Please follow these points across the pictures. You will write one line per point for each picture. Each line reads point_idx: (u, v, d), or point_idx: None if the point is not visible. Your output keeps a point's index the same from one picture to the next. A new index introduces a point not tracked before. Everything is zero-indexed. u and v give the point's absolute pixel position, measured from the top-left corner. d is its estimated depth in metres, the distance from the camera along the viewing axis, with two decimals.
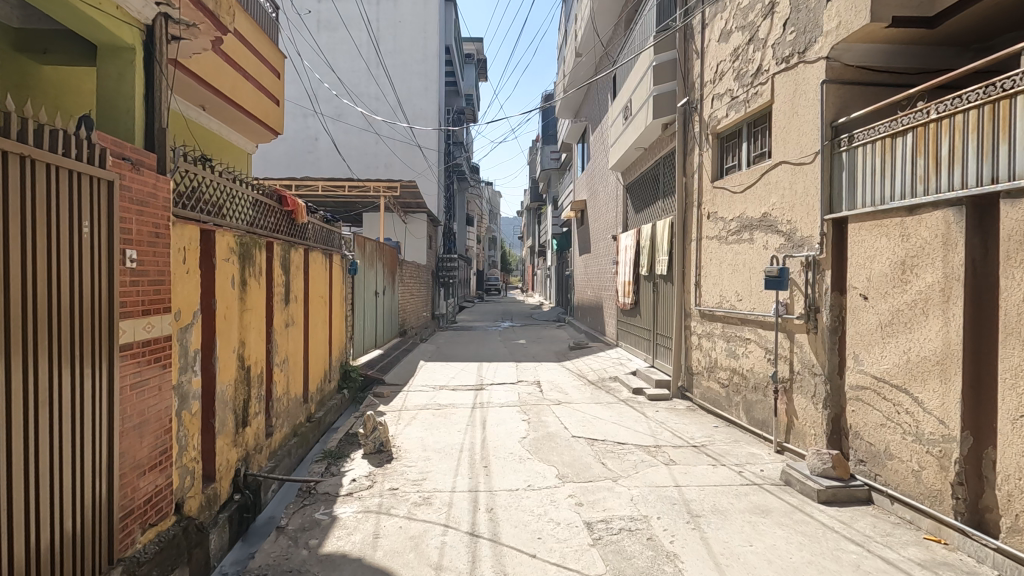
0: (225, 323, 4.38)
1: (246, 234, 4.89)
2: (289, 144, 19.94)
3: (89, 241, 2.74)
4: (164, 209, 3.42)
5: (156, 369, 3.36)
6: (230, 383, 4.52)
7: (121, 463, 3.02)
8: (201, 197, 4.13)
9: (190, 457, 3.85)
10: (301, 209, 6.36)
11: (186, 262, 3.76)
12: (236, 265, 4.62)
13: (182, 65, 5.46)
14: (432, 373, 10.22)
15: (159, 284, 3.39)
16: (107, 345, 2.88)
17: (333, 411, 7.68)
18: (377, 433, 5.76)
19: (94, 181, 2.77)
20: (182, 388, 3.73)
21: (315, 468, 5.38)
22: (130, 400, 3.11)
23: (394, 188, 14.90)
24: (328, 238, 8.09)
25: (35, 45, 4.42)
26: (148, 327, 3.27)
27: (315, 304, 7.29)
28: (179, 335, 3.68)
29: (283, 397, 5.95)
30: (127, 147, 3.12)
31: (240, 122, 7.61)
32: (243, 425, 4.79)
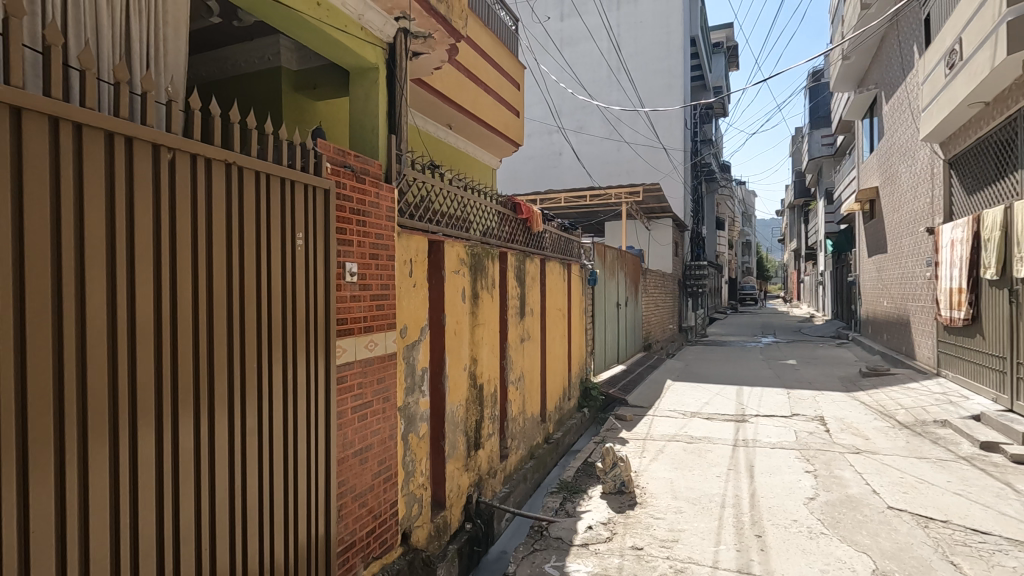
0: (455, 339, 4.10)
1: (478, 244, 4.63)
2: (535, 161, 20.82)
3: (304, 255, 2.55)
4: (386, 219, 3.21)
5: (379, 390, 3.13)
6: (462, 403, 4.24)
7: (339, 492, 2.81)
8: (430, 207, 3.94)
9: (418, 483, 3.61)
10: (536, 217, 6.00)
11: (412, 275, 3.55)
12: (468, 278, 4.35)
13: (425, 83, 5.57)
14: (681, 396, 8.99)
15: (383, 299, 3.17)
16: (323, 364, 2.67)
17: (572, 432, 7.15)
18: (618, 470, 4.97)
19: (310, 190, 2.59)
20: (408, 410, 3.49)
21: (549, 501, 4.82)
22: (351, 423, 2.90)
23: (636, 194, 14.07)
24: (566, 247, 7.67)
25: (307, 82, 4.81)
26: (370, 345, 3.05)
27: (553, 317, 6.88)
28: (405, 354, 3.45)
29: (520, 417, 5.59)
30: (348, 154, 2.94)
31: (483, 138, 7.71)
32: (476, 447, 4.48)
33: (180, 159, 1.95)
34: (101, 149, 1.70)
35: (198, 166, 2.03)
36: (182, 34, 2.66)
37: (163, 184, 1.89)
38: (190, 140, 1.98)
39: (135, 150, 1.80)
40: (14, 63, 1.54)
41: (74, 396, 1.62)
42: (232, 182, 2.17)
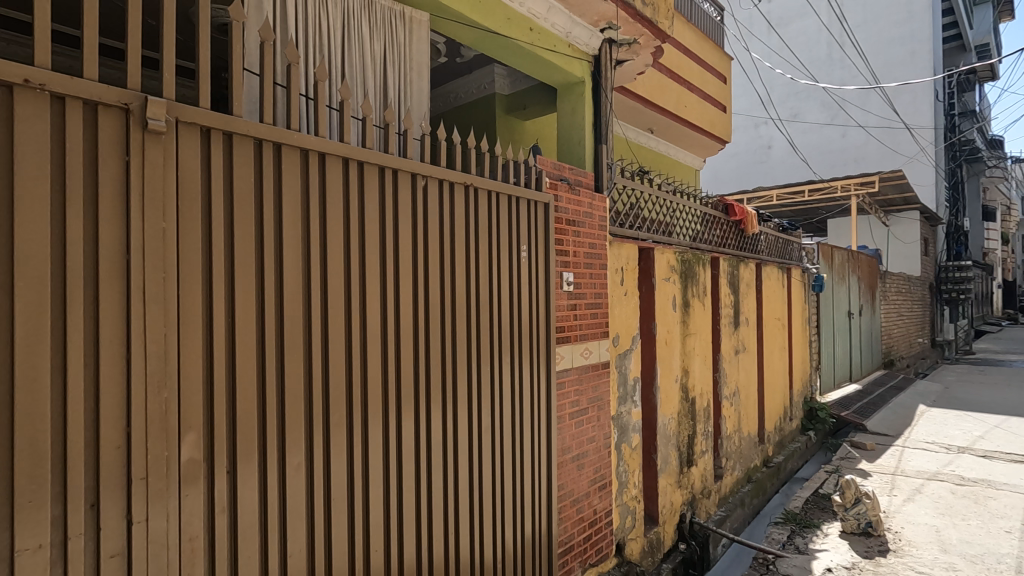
0: (667, 349, 3.96)
1: (689, 249, 4.41)
2: (739, 158, 19.19)
3: (528, 266, 2.68)
4: (598, 228, 3.25)
5: (594, 398, 3.15)
6: (674, 415, 4.06)
7: (560, 496, 2.88)
8: (640, 214, 3.87)
9: (630, 494, 3.55)
10: (751, 218, 5.51)
11: (623, 283, 3.52)
12: (679, 286, 4.16)
13: (628, 90, 5.51)
14: (941, 425, 7.39)
15: (596, 307, 3.21)
16: (545, 371, 2.77)
17: (796, 457, 6.36)
18: (862, 507, 4.25)
19: (533, 205, 2.72)
20: (621, 420, 3.46)
21: (774, 532, 4.36)
22: (570, 429, 2.97)
23: (870, 184, 12.05)
24: (784, 249, 6.89)
25: (518, 103, 5.08)
26: (586, 353, 3.10)
27: (771, 327, 6.23)
28: (617, 363, 3.43)
29: (735, 435, 5.15)
30: (564, 168, 3.03)
31: (687, 139, 7.36)
32: (688, 464, 4.25)
33: (433, 185, 2.18)
34: (376, 178, 1.97)
35: (445, 190, 2.24)
36: (425, 76, 3.03)
37: (420, 208, 2.12)
38: (439, 167, 2.20)
39: (400, 180, 2.05)
40: (321, 117, 1.90)
41: (358, 390, 1.90)
42: (472, 202, 2.36)
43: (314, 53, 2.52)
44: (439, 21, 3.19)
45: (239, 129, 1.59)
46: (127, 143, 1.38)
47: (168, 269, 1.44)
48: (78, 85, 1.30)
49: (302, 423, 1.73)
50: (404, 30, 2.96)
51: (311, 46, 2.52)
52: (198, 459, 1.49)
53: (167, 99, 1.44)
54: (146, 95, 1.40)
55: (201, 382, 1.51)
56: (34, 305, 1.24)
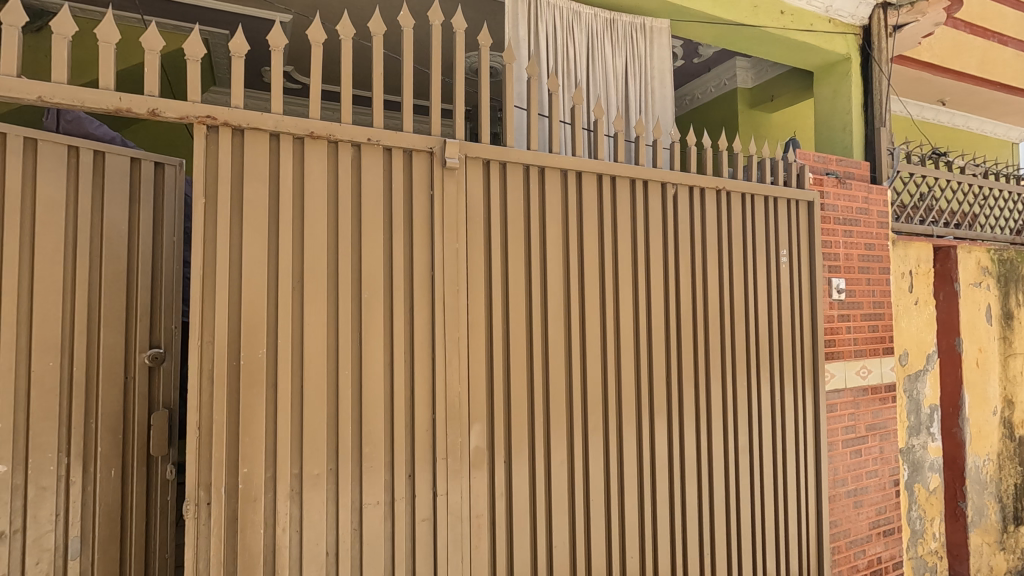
0: (979, 372, 3.15)
1: (1011, 246, 3.45)
2: None
3: (789, 273, 2.43)
4: (876, 227, 2.78)
5: (875, 426, 2.68)
6: (992, 457, 3.21)
7: (833, 535, 2.51)
8: (935, 206, 3.18)
9: (928, 548, 2.91)
10: None
11: (913, 290, 2.94)
12: (996, 292, 3.29)
13: (908, 58, 4.65)
14: None
15: (876, 319, 2.74)
16: (811, 390, 2.46)
17: None
18: None
19: (793, 205, 2.45)
20: (914, 455, 2.87)
21: None
22: (844, 458, 2.58)
23: None
24: None
25: (764, 96, 4.66)
26: (864, 373, 2.67)
27: None
28: (907, 386, 2.87)
29: None
30: (831, 160, 2.66)
31: (1000, 106, 5.79)
32: (1016, 522, 3.30)
33: (682, 193, 2.13)
34: (628, 191, 2.02)
35: (696, 197, 2.18)
36: (667, 83, 3.00)
37: (671, 217, 2.10)
38: (690, 174, 2.15)
39: (650, 191, 2.07)
40: (576, 139, 2.03)
41: (614, 396, 1.96)
42: (725, 207, 2.24)
43: (563, 79, 2.71)
44: (680, 25, 3.12)
45: (512, 158, 1.80)
46: (432, 180, 1.68)
47: (460, 282, 1.71)
48: (399, 138, 1.62)
49: (565, 423, 1.86)
50: (645, 41, 2.98)
51: (561, 73, 2.72)
52: (483, 447, 1.72)
53: (459, 139, 1.71)
54: (444, 139, 1.68)
55: (484, 379, 1.74)
56: (374, 312, 1.59)
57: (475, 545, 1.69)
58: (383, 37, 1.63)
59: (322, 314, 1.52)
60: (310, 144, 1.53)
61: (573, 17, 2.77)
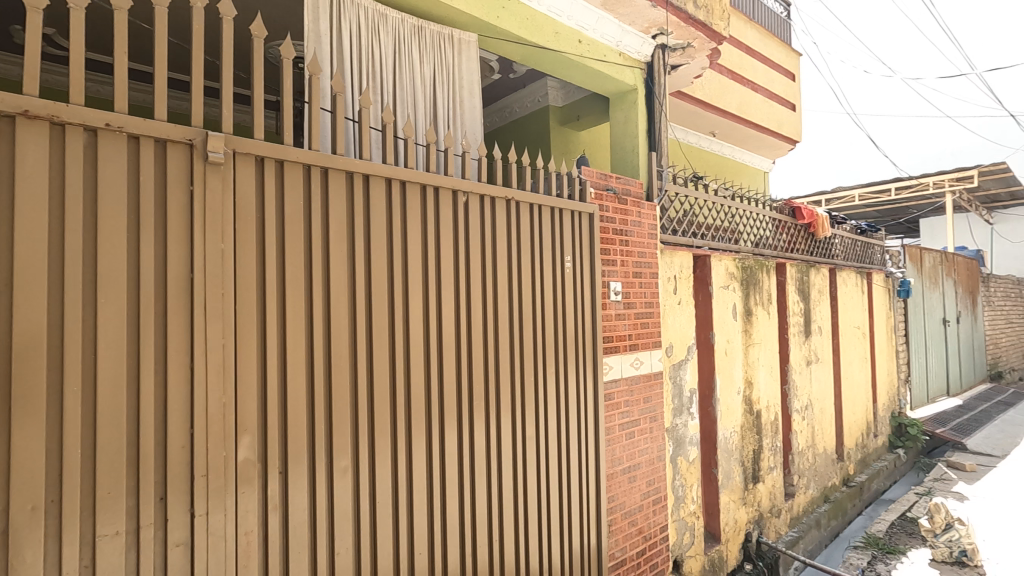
0: (727, 360, 3.82)
1: (750, 256, 4.20)
2: None
3: (573, 276, 2.70)
4: (648, 237, 3.21)
5: (645, 408, 3.09)
6: (736, 429, 3.89)
7: (610, 508, 2.84)
8: (695, 221, 3.75)
9: (689, 510, 3.43)
10: (822, 221, 5.18)
11: (677, 292, 3.45)
12: (738, 293, 4.00)
13: (685, 95, 5.48)
14: None
15: (647, 317, 3.16)
16: (592, 381, 2.76)
17: (884, 478, 5.84)
18: (954, 533, 3.93)
19: (577, 217, 2.73)
20: (677, 432, 3.37)
21: (852, 557, 4.11)
22: (620, 441, 2.93)
23: (970, 179, 10.88)
24: (865, 252, 6.39)
25: (572, 115, 5.12)
26: (636, 364, 3.06)
27: (850, 337, 5.74)
28: (671, 373, 3.36)
29: (810, 451, 4.79)
30: (611, 177, 3.02)
31: (754, 140, 7.10)
32: (754, 480, 4.03)
33: (473, 201, 2.26)
34: (419, 197, 2.08)
35: (487, 206, 2.32)
36: (476, 94, 3.15)
37: (461, 224, 2.21)
38: (481, 183, 2.28)
39: (441, 198, 2.15)
40: (366, 141, 2.02)
41: (402, 397, 1.99)
42: (514, 216, 2.42)
43: (367, 78, 2.68)
44: (488, 41, 3.28)
45: (290, 156, 1.73)
46: (192, 174, 1.55)
47: (226, 285, 1.60)
48: (150, 126, 1.47)
49: (348, 426, 1.84)
50: (453, 51, 3.09)
51: (365, 73, 2.68)
52: (253, 459, 1.63)
53: (225, 132, 1.60)
54: (207, 131, 1.56)
55: (255, 387, 1.64)
56: (117, 317, 1.41)
57: (242, 566, 1.59)
58: (129, 11, 1.46)
59: (40, 323, 1.31)
60: (23, 124, 1.31)
61: (379, 19, 2.76)
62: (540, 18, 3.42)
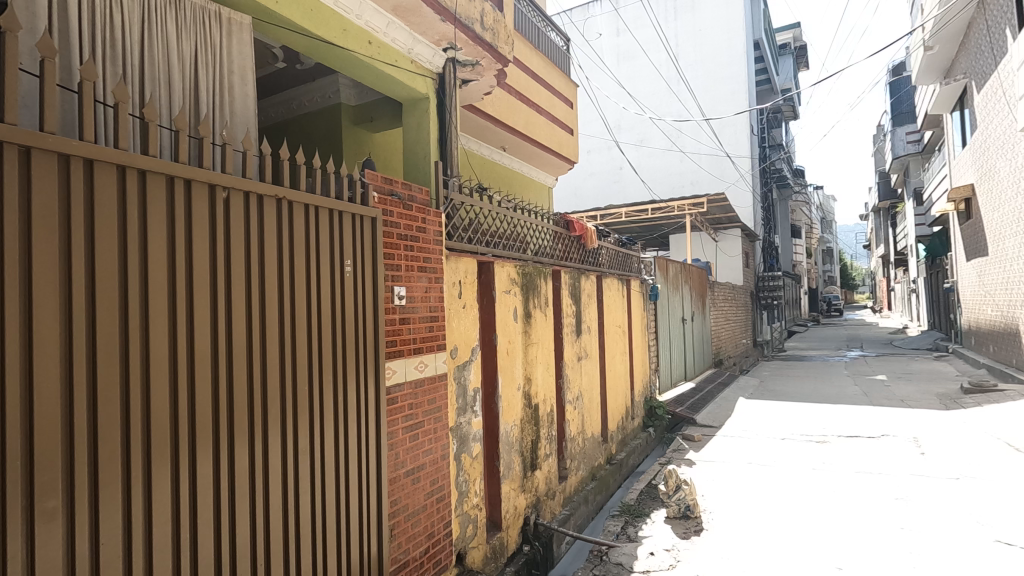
0: (508, 359, 4.12)
1: (529, 262, 4.60)
2: (597, 180, 20.75)
3: (353, 281, 2.67)
4: (433, 242, 3.30)
5: (429, 410, 3.16)
6: (516, 423, 4.21)
7: (392, 511, 2.85)
8: (480, 230, 3.97)
9: (472, 503, 3.61)
10: (590, 233, 5.91)
11: (461, 296, 3.62)
12: (519, 297, 4.35)
13: (477, 109, 5.81)
14: (755, 415, 8.48)
15: (431, 321, 3.24)
16: (373, 386, 2.75)
17: (638, 453, 6.88)
18: (682, 493, 4.84)
19: (358, 221, 2.71)
20: (461, 430, 3.52)
21: (610, 525, 4.76)
22: (403, 444, 2.96)
23: (700, 205, 13.50)
24: (625, 262, 7.47)
25: (364, 116, 5.02)
26: (420, 367, 3.12)
27: (613, 335, 6.66)
28: (456, 374, 3.50)
29: (579, 437, 5.41)
30: (395, 183, 3.06)
31: (538, 157, 7.81)
32: (532, 468, 4.41)
33: (235, 198, 2.10)
34: (164, 190, 1.85)
35: (253, 205, 2.18)
36: (249, 80, 2.96)
37: (219, 223, 2.03)
38: (245, 180, 2.13)
39: (194, 192, 1.95)
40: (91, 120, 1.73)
41: (137, 417, 1.75)
42: (284, 216, 2.31)
43: (105, 49, 2.34)
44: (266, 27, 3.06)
45: None
46: None
47: None
48: None
49: (59, 455, 1.56)
50: (221, 30, 2.85)
51: (102, 43, 2.34)
52: None
53: None
54: None
55: None
56: None
57: None
58: None
59: None
60: None
61: None
62: (326, 12, 3.31)
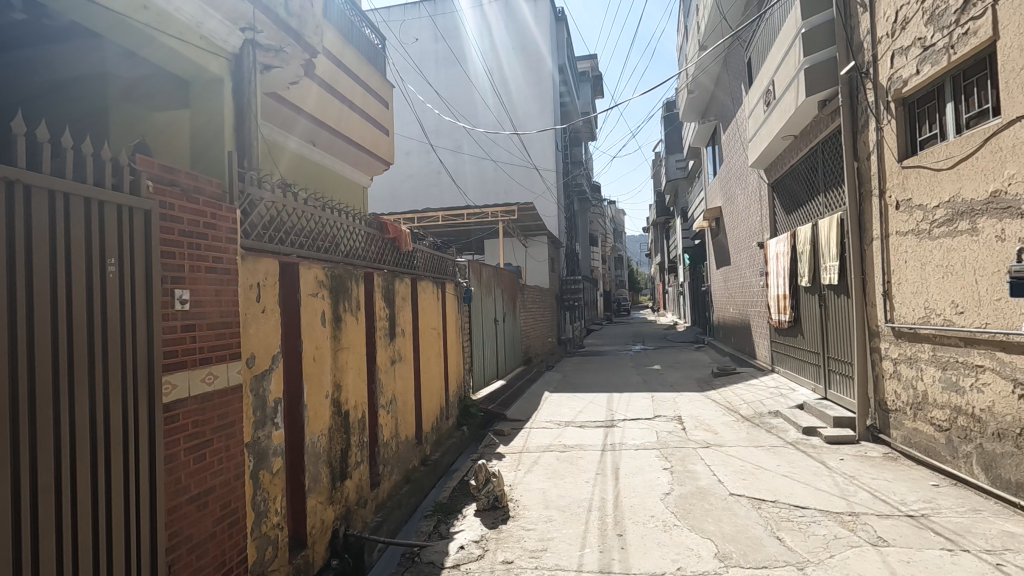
0: (315, 366, 3.91)
1: (339, 264, 4.43)
2: (415, 182, 20.76)
3: (119, 283, 2.30)
4: (226, 240, 2.98)
5: (221, 426, 2.85)
6: (324, 433, 4.00)
7: (170, 545, 2.51)
8: (282, 229, 3.71)
9: (272, 523, 3.34)
10: (404, 236, 5.90)
11: (260, 300, 3.32)
12: (327, 300, 4.16)
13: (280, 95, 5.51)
14: (558, 407, 9.30)
15: (224, 327, 2.92)
16: (145, 403, 2.40)
17: (452, 451, 7.05)
18: (490, 485, 5.10)
19: (124, 212, 2.34)
20: (259, 445, 3.24)
21: (423, 526, 4.80)
22: (185, 467, 2.63)
23: (512, 213, 14.35)
24: (440, 265, 7.61)
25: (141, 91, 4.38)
26: (209, 379, 2.79)
27: (427, 337, 6.73)
28: (253, 385, 3.21)
29: (393, 441, 5.35)
30: (177, 171, 2.71)
31: (352, 155, 7.56)
32: (341, 478, 4.23)
33: None
34: None
35: None
36: None
37: None
38: None
39: None
40: None
41: None
42: (19, 204, 1.91)
43: None
44: None
45: None
46: None
47: None
48: None
49: None
50: None
51: None
52: None
53: None
54: None
55: None
56: None
57: None
58: None
59: None
60: None
61: None
62: None
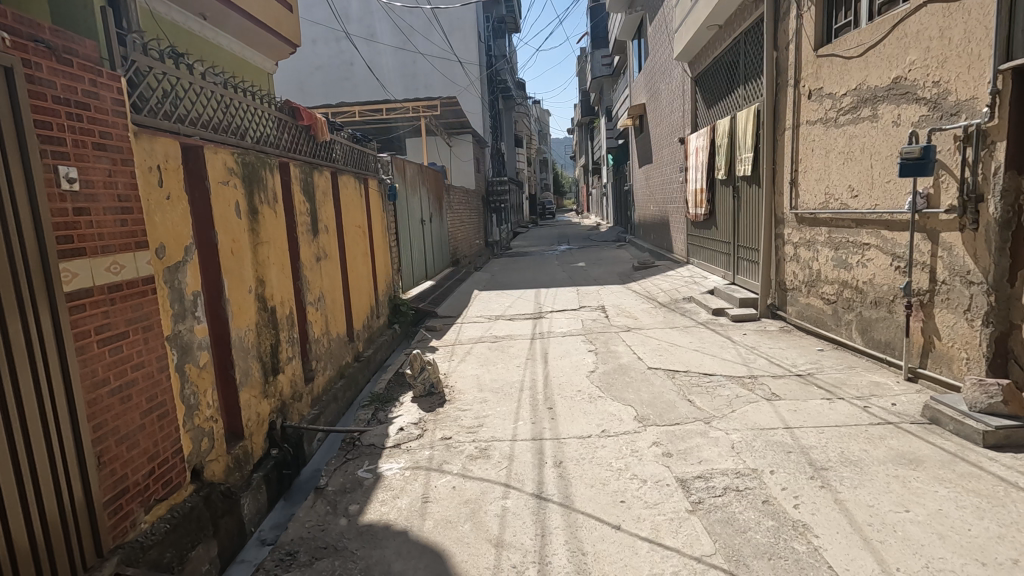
0: (234, 259, 3.69)
1: (250, 150, 4.07)
2: (325, 73, 19.02)
3: None
4: (113, 114, 2.62)
5: (135, 318, 2.67)
6: (251, 329, 3.88)
7: (95, 437, 2.42)
8: (180, 105, 3.31)
9: (205, 416, 3.28)
10: (320, 124, 5.47)
11: (163, 185, 3.01)
12: (240, 189, 3.85)
13: None
14: (488, 303, 9.52)
15: (123, 213, 2.65)
16: (40, 292, 2.18)
17: (384, 348, 7.12)
18: (426, 373, 5.24)
19: None
20: (181, 339, 3.09)
21: (361, 414, 4.91)
22: (101, 359, 2.47)
23: (434, 108, 13.58)
24: (362, 160, 7.20)
25: None
26: (115, 269, 2.56)
27: (353, 235, 6.50)
28: (167, 278, 2.99)
29: (323, 337, 5.29)
30: (39, 26, 2.29)
31: (251, 34, 6.76)
32: (273, 372, 4.18)
33: None
34: None
35: None
36: None
37: None
38: None
39: None
40: None
41: None
42: None
43: None
44: None
45: None
46: None
47: None
48: None
49: None
50: None
51: None
52: None
53: None
54: None
55: None
56: None
57: None
58: None
59: None
60: None
61: None
62: None
